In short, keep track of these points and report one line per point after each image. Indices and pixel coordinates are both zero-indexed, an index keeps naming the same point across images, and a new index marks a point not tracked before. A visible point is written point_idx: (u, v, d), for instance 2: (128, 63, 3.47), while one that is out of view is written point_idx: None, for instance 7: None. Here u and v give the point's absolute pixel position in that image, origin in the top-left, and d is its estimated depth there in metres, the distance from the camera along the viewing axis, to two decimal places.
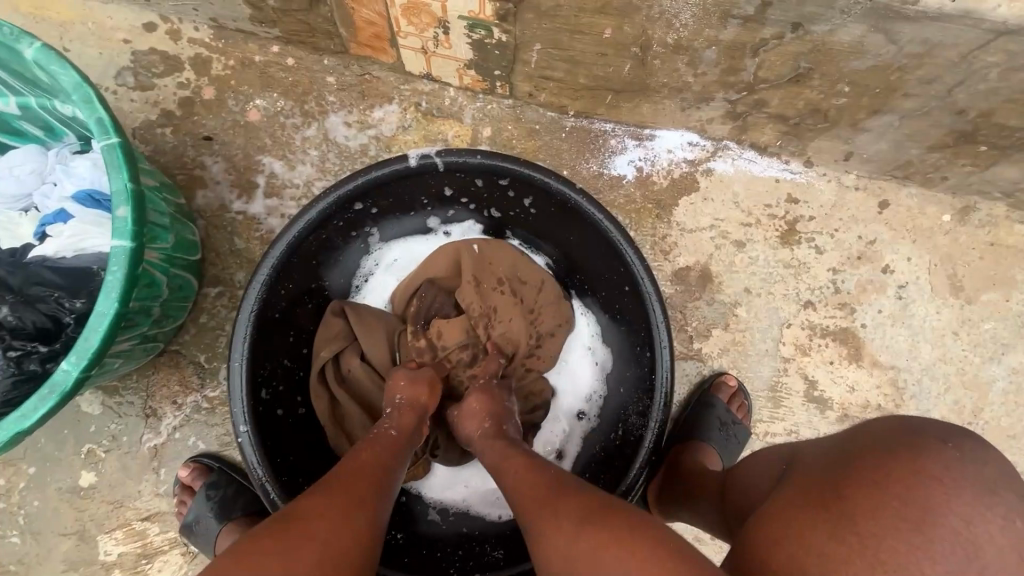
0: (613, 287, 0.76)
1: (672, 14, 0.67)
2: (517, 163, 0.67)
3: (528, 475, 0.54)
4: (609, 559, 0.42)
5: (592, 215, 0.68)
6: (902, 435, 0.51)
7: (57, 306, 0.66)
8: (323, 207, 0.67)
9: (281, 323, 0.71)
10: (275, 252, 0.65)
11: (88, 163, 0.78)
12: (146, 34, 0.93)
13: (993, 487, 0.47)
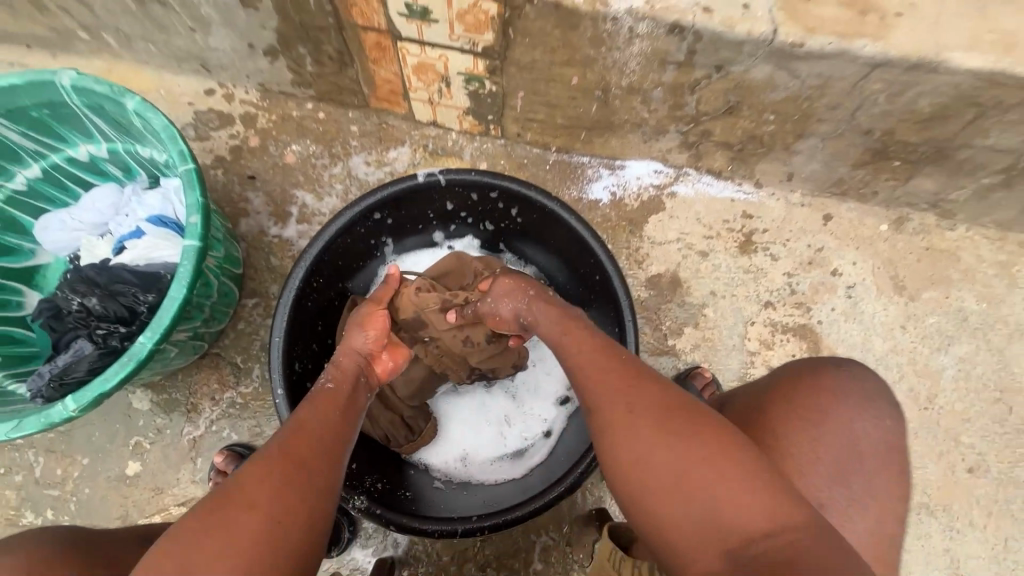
0: (588, 282, 0.90)
1: (622, 63, 0.86)
2: (505, 177, 0.84)
3: (624, 383, 0.61)
4: (729, 471, 0.51)
5: (566, 219, 0.84)
6: (813, 363, 0.66)
7: (133, 299, 0.81)
8: (350, 215, 0.83)
9: (312, 313, 0.85)
10: (311, 250, 0.81)
11: (159, 196, 0.95)
12: (207, 97, 1.15)
13: (870, 394, 0.64)
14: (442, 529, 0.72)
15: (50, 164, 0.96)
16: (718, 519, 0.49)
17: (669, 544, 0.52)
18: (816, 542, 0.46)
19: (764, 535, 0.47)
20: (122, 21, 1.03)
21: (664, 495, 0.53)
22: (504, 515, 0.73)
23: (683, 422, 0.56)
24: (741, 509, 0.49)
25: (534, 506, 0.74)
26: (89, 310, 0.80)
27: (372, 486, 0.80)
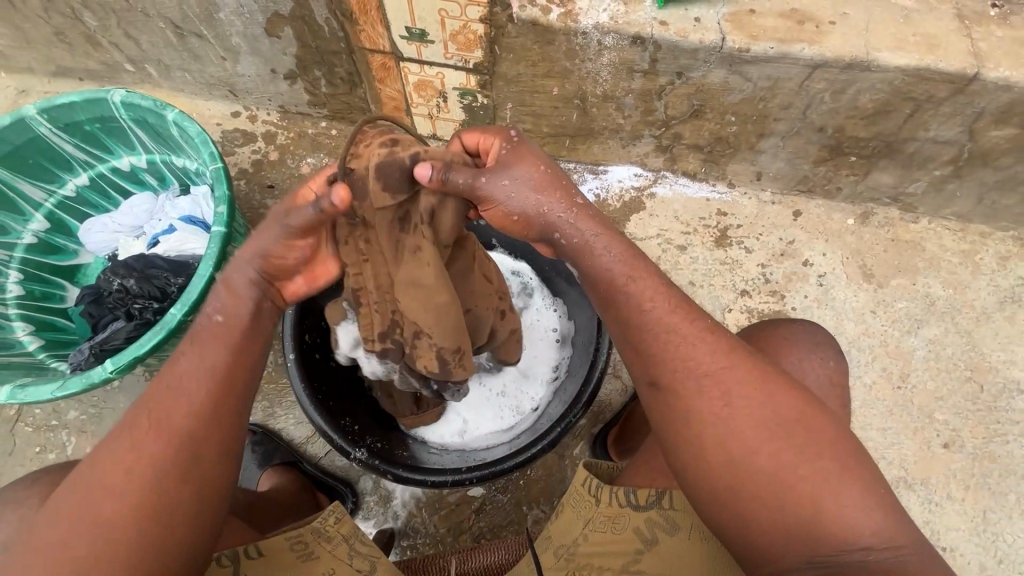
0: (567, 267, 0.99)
1: (595, 73, 0.98)
2: None
3: (732, 379, 0.60)
4: (844, 489, 0.56)
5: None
6: (774, 324, 0.80)
7: (166, 282, 0.92)
8: None
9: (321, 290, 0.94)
10: None
11: (190, 200, 1.08)
12: (233, 119, 1.29)
13: (818, 342, 0.78)
14: (435, 479, 0.82)
15: (96, 173, 1.09)
16: (824, 526, 0.55)
17: (762, 540, 0.57)
18: (901, 544, 0.55)
19: (863, 543, 0.55)
20: (163, 53, 1.18)
21: (771, 501, 0.57)
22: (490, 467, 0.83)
23: (792, 424, 0.59)
24: (844, 514, 0.55)
25: (519, 458, 0.83)
26: (128, 289, 0.91)
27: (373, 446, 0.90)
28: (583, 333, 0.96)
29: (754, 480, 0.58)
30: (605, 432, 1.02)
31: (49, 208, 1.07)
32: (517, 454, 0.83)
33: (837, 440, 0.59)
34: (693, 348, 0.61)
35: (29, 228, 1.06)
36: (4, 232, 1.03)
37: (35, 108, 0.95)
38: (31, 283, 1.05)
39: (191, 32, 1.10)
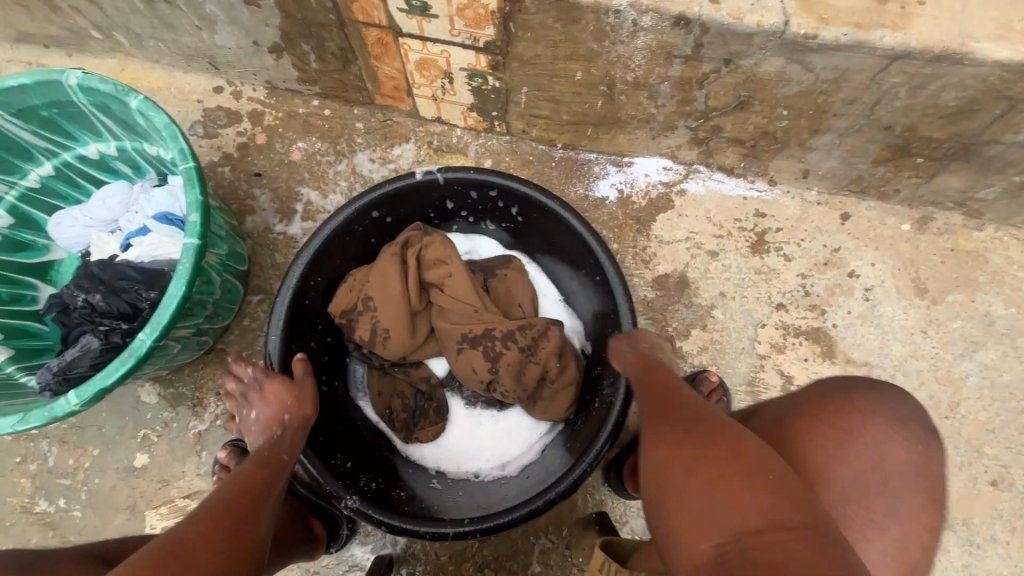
0: (587, 278, 0.94)
1: (627, 57, 0.83)
2: (502, 176, 0.88)
3: (680, 408, 0.67)
4: (739, 480, 0.55)
5: (568, 218, 0.87)
6: (857, 390, 0.72)
7: (137, 295, 0.83)
8: (345, 214, 0.87)
9: (309, 307, 0.89)
10: (309, 248, 0.85)
11: (166, 193, 0.95)
12: (215, 95, 1.16)
13: (901, 418, 0.70)
14: (436, 530, 0.78)
15: (61, 162, 0.98)
16: (719, 513, 0.54)
17: (674, 536, 0.57)
18: (804, 541, 0.49)
19: (757, 530, 0.51)
20: (132, 19, 1.04)
21: (679, 492, 0.58)
22: (495, 522, 0.77)
23: (711, 432, 0.62)
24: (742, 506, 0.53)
25: (524, 511, 0.77)
26: (94, 306, 0.82)
27: (365, 486, 0.86)
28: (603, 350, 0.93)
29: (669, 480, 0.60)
30: (620, 460, 0.93)
31: (11, 201, 0.97)
32: (520, 507, 0.77)
33: (758, 452, 0.58)
34: (650, 393, 0.72)
35: None
36: None
37: None
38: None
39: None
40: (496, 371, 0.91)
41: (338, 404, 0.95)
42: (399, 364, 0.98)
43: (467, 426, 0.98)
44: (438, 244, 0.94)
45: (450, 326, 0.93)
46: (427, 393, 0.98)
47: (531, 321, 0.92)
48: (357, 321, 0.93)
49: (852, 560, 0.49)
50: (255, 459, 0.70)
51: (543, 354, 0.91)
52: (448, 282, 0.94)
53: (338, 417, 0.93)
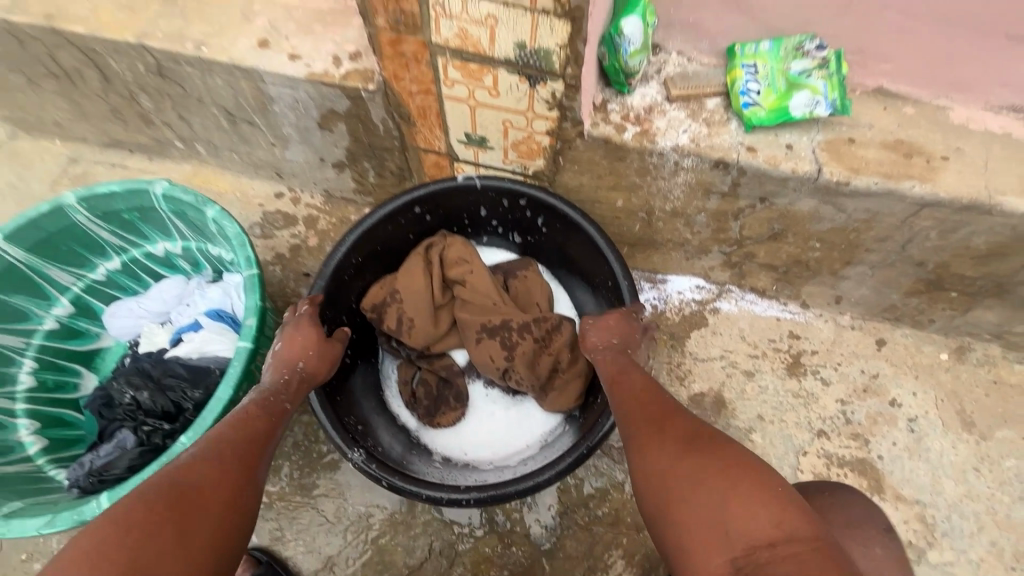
0: (604, 287, 0.95)
1: (666, 191, 0.90)
2: (534, 188, 0.92)
3: (677, 425, 0.64)
4: (748, 490, 0.53)
5: (588, 230, 0.91)
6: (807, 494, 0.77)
7: (182, 395, 0.86)
8: (390, 207, 0.91)
9: (348, 285, 0.92)
10: (352, 235, 0.89)
11: (221, 290, 0.99)
12: (275, 199, 1.25)
13: (855, 521, 0.74)
14: (429, 495, 0.76)
15: (129, 258, 1.04)
16: (729, 526, 0.51)
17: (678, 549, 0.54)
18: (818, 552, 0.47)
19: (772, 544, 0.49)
20: (213, 135, 1.15)
21: (685, 506, 0.55)
22: (492, 490, 0.76)
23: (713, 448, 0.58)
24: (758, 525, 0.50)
25: (522, 486, 0.76)
26: (139, 403, 0.85)
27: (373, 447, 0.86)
28: None
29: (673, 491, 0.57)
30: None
31: (76, 292, 1.02)
32: (519, 480, 0.76)
33: (759, 467, 0.56)
34: (638, 407, 0.69)
35: (52, 312, 1.00)
36: (26, 316, 0.97)
37: (74, 196, 0.92)
38: (45, 371, 0.98)
39: (243, 119, 1.06)
40: (513, 359, 0.93)
41: (357, 375, 0.94)
42: (425, 355, 0.97)
43: (485, 412, 0.97)
44: (460, 246, 0.98)
45: (472, 318, 0.95)
46: (449, 379, 0.97)
47: (546, 315, 0.95)
48: (386, 314, 0.94)
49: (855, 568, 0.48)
50: (253, 403, 0.71)
51: (557, 347, 0.93)
52: (471, 279, 0.96)
53: (355, 384, 0.93)
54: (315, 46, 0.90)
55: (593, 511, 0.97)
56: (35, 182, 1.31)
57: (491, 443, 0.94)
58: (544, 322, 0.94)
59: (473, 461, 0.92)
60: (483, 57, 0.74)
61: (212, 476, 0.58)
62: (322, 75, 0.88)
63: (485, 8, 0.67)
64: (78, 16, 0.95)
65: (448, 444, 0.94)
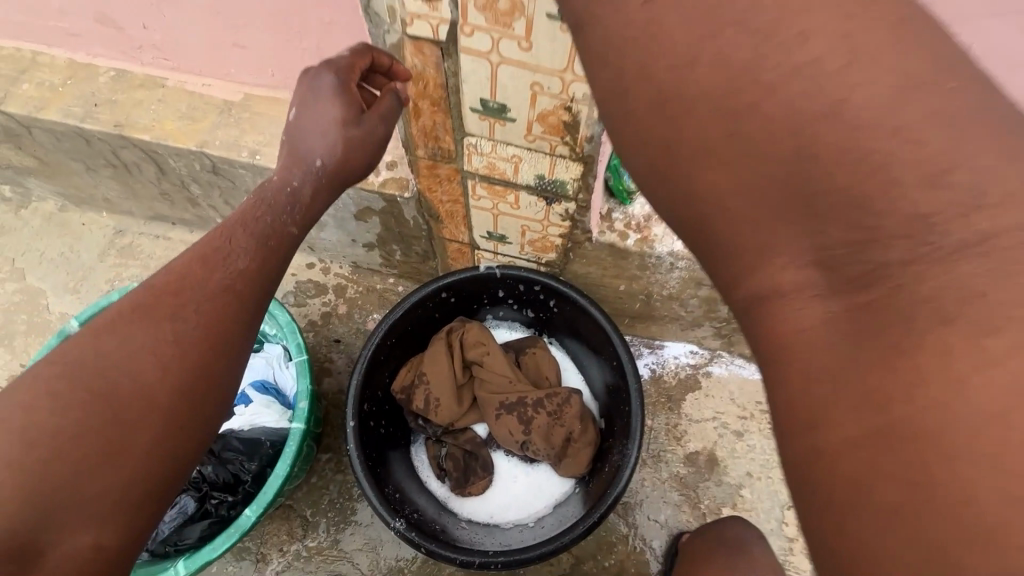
0: (609, 361, 1.08)
1: (664, 281, 1.02)
2: (547, 276, 1.05)
3: (882, 53, 0.31)
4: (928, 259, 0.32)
5: (595, 314, 1.04)
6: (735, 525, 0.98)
7: (240, 467, 0.97)
8: (419, 296, 1.04)
9: (382, 364, 1.05)
10: (386, 322, 1.02)
11: (263, 361, 1.12)
12: (307, 269, 1.37)
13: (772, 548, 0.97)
14: (464, 559, 0.89)
15: None
16: (871, 191, 0.32)
17: (734, 257, 0.38)
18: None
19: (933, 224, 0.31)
20: None
21: (780, 190, 0.35)
22: (516, 555, 0.88)
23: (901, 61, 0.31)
24: (938, 217, 0.31)
25: (543, 550, 0.88)
26: (204, 476, 0.96)
27: (409, 514, 0.98)
28: (614, 424, 1.06)
29: (778, 158, 0.34)
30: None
31: None
32: (540, 546, 0.88)
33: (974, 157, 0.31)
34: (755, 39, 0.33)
35: None
36: None
37: None
38: None
39: None
40: (529, 433, 1.05)
41: (390, 446, 1.07)
42: (450, 431, 1.10)
43: (506, 476, 1.09)
44: (476, 330, 1.11)
45: (491, 394, 1.08)
46: (473, 452, 1.09)
47: (556, 390, 1.08)
48: (415, 394, 1.07)
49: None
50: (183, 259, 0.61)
51: (568, 418, 1.06)
52: (487, 360, 1.10)
53: (391, 455, 1.06)
54: None
55: (601, 562, 1.09)
56: (85, 253, 1.42)
57: (513, 508, 1.07)
58: (555, 397, 1.07)
59: (496, 523, 1.05)
60: (507, 182, 0.87)
61: (144, 379, 0.55)
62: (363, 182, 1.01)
63: (511, 151, 0.81)
64: (145, 125, 1.09)
65: (475, 510, 1.07)
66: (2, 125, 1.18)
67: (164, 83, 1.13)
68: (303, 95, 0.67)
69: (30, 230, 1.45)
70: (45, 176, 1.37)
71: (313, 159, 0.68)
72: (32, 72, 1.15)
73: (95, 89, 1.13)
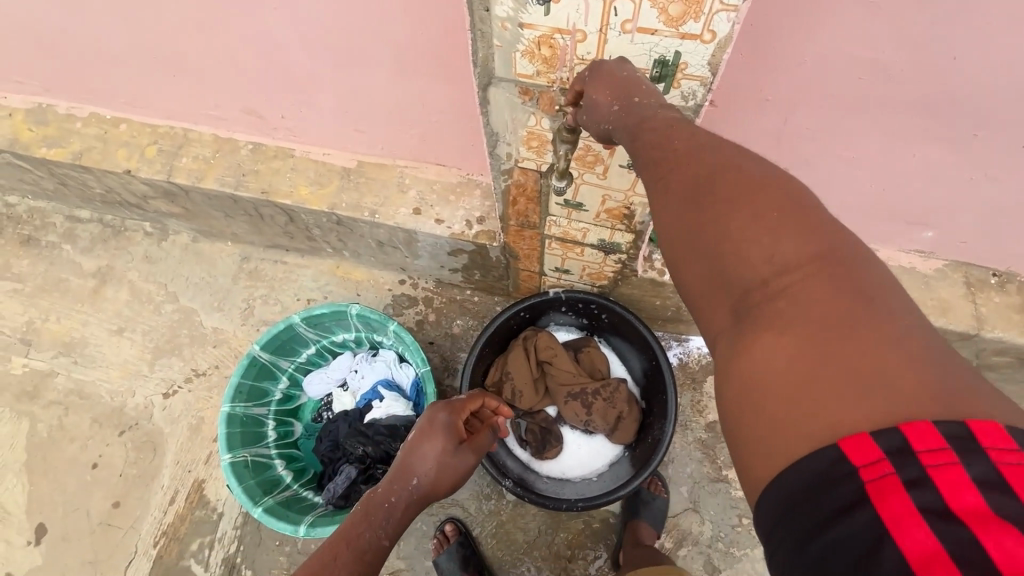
0: (648, 359, 1.42)
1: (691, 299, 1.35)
2: (600, 298, 1.38)
3: (748, 190, 0.57)
4: (795, 295, 0.53)
5: (637, 326, 1.37)
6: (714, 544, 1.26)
7: (389, 445, 1.36)
8: (504, 318, 1.39)
9: (478, 368, 1.41)
10: (482, 340, 1.38)
11: (385, 364, 1.49)
12: (400, 285, 1.71)
13: None
14: (554, 505, 1.28)
15: (321, 344, 1.51)
16: (739, 257, 0.56)
17: (691, 298, 0.63)
18: (841, 293, 0.52)
19: (768, 282, 0.55)
20: (361, 250, 1.61)
21: (698, 259, 0.59)
22: (591, 502, 1.27)
23: (757, 201, 0.56)
24: (781, 261, 0.54)
25: (609, 498, 1.27)
26: (367, 453, 1.35)
27: (510, 474, 1.36)
28: (653, 404, 1.42)
29: (687, 228, 0.60)
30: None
31: (291, 371, 1.50)
32: (607, 496, 1.27)
33: (805, 232, 0.55)
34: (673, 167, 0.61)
35: (279, 387, 1.48)
36: (266, 392, 1.44)
37: (299, 317, 1.38)
38: (278, 426, 1.47)
39: (390, 246, 1.52)
40: (590, 413, 1.42)
41: None
42: (529, 412, 1.46)
43: (573, 444, 1.47)
44: (545, 337, 1.45)
45: (560, 386, 1.44)
46: (548, 427, 1.46)
47: (609, 381, 1.43)
48: (503, 387, 1.43)
49: (888, 282, 0.54)
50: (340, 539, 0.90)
51: (619, 402, 1.41)
52: (555, 360, 1.44)
53: None
54: (452, 213, 1.35)
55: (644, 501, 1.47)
56: (220, 276, 1.77)
57: (580, 466, 1.45)
58: (609, 387, 1.42)
59: (568, 478, 1.44)
60: (576, 242, 1.19)
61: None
62: (459, 234, 1.34)
63: (583, 225, 1.12)
64: (286, 191, 1.41)
65: (552, 469, 1.45)
66: (166, 188, 1.51)
67: (292, 153, 1.44)
68: (425, 428, 1.08)
69: (172, 258, 1.80)
70: (186, 218, 1.70)
71: (413, 476, 1.02)
72: (188, 147, 1.47)
73: (240, 161, 1.44)
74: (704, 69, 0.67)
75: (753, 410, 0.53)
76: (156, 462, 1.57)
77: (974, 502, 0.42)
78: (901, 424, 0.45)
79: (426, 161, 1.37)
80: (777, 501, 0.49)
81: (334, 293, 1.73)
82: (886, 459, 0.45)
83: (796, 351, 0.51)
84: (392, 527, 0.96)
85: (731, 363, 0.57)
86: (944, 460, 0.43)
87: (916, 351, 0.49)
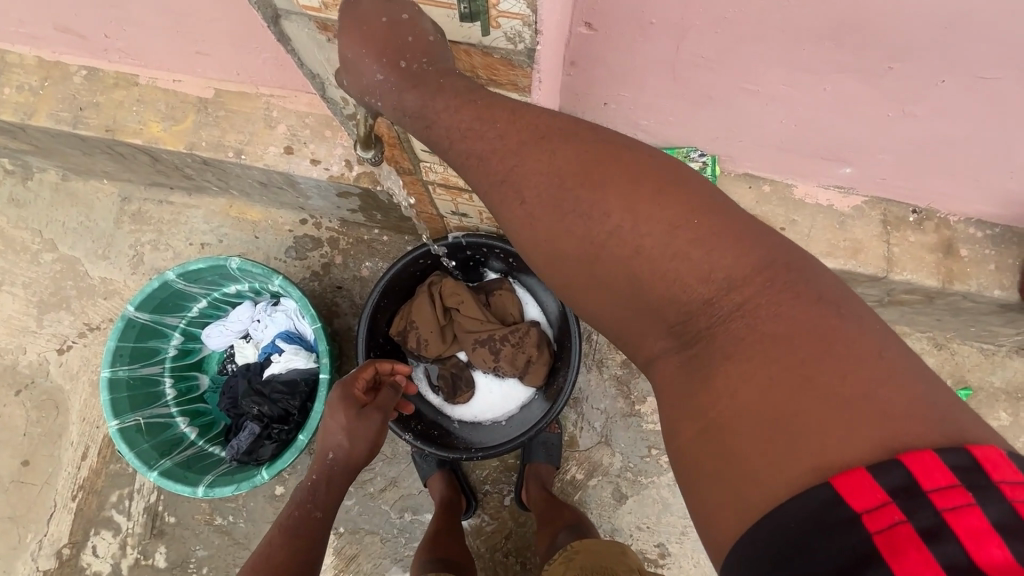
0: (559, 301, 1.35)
1: None
2: (500, 242, 1.27)
3: (677, 195, 0.55)
4: (747, 315, 0.52)
5: None
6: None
7: (289, 403, 1.31)
8: (398, 267, 1.28)
9: (377, 319, 1.32)
10: (376, 291, 1.27)
11: (285, 315, 1.39)
12: (302, 225, 1.56)
13: None
14: (453, 455, 1.27)
15: (213, 297, 1.40)
16: (678, 278, 0.55)
17: (624, 331, 0.61)
18: (793, 304, 0.51)
19: (712, 302, 0.54)
20: (248, 190, 1.44)
21: (629, 285, 0.57)
22: (492, 450, 1.27)
23: (676, 213, 0.55)
24: (722, 273, 0.54)
25: (510, 445, 1.26)
26: (265, 412, 1.31)
27: (415, 425, 1.34)
28: (563, 346, 1.38)
29: (611, 246, 0.56)
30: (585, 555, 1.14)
31: (183, 326, 1.40)
32: (508, 444, 1.26)
33: (740, 244, 0.54)
34: (567, 170, 0.56)
35: (171, 344, 1.39)
36: (157, 351, 1.36)
37: (174, 273, 1.25)
38: (177, 382, 1.41)
39: (275, 187, 1.35)
40: (499, 359, 1.38)
41: None
42: (439, 359, 1.42)
43: (486, 389, 1.45)
44: (451, 283, 1.36)
45: (468, 333, 1.38)
46: (458, 374, 1.42)
47: (519, 326, 1.38)
48: (408, 336, 1.37)
49: (829, 285, 0.53)
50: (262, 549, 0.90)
51: (529, 346, 1.37)
52: (463, 307, 1.37)
53: None
54: (329, 151, 1.18)
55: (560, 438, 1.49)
56: (101, 221, 1.59)
57: (492, 410, 1.45)
58: (519, 331, 1.37)
59: (481, 421, 1.44)
60: (460, 188, 1.05)
61: None
62: (339, 177, 1.18)
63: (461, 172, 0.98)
64: (133, 129, 1.20)
65: (464, 413, 1.44)
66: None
67: (136, 80, 1.21)
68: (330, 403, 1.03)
69: (42, 200, 1.60)
70: (43, 155, 1.48)
71: (329, 452, 1.01)
72: (9, 74, 1.22)
73: (74, 91, 1.21)
74: (520, 6, 0.51)
75: (718, 446, 0.50)
76: (61, 420, 1.52)
77: (1001, 556, 0.37)
78: (897, 455, 0.42)
79: (295, 89, 1.17)
80: (766, 550, 0.44)
81: (229, 236, 1.57)
82: (894, 504, 0.40)
83: (750, 378, 0.50)
84: (322, 499, 0.99)
85: (683, 396, 0.55)
86: (959, 502, 0.39)
87: (868, 358, 0.48)
